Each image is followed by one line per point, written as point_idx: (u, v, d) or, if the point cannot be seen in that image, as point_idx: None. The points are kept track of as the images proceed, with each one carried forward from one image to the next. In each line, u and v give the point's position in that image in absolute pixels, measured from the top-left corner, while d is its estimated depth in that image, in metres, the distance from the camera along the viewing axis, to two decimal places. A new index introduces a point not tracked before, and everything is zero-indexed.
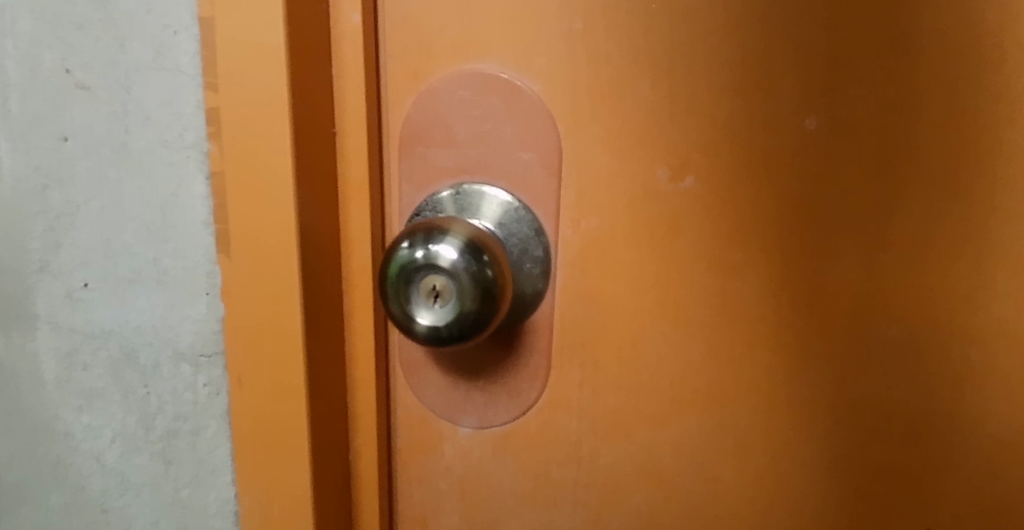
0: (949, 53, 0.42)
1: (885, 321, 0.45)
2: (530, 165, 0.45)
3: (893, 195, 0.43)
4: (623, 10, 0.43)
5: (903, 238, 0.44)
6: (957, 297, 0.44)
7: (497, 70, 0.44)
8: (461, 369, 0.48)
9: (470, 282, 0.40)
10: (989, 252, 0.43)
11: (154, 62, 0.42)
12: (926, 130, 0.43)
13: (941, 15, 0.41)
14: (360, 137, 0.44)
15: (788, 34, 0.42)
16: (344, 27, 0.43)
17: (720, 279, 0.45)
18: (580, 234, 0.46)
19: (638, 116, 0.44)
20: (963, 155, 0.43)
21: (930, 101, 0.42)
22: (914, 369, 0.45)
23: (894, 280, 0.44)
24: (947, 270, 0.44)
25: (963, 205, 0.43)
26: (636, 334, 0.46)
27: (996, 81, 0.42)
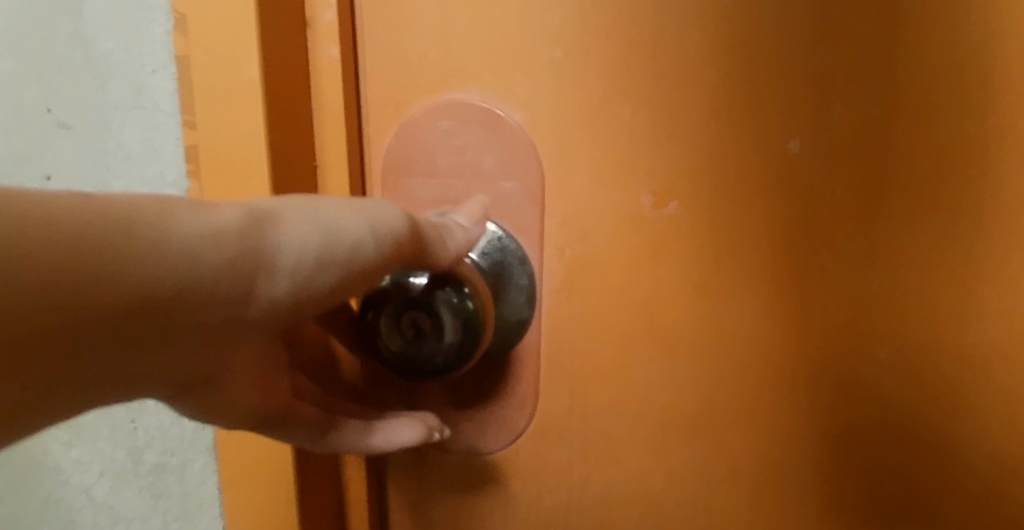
0: (934, 73, 0.41)
1: (877, 344, 0.44)
2: (513, 194, 0.45)
3: (882, 216, 0.43)
4: (601, 37, 0.43)
5: (892, 262, 0.43)
6: (949, 319, 0.43)
7: (476, 100, 0.44)
8: (447, 398, 0.48)
9: (450, 315, 0.41)
10: (979, 275, 0.43)
11: (134, 101, 0.42)
12: (912, 151, 0.42)
13: (925, 34, 0.41)
14: (342, 170, 0.44)
15: (769, 57, 0.42)
16: (322, 61, 0.43)
17: (707, 303, 0.45)
18: (565, 262, 0.45)
19: (621, 142, 0.44)
20: (953, 174, 0.42)
21: (918, 121, 0.42)
22: (908, 391, 0.44)
23: (883, 302, 0.43)
24: (937, 290, 0.43)
25: (954, 226, 0.42)
26: (625, 361, 0.46)
27: (984, 100, 0.41)
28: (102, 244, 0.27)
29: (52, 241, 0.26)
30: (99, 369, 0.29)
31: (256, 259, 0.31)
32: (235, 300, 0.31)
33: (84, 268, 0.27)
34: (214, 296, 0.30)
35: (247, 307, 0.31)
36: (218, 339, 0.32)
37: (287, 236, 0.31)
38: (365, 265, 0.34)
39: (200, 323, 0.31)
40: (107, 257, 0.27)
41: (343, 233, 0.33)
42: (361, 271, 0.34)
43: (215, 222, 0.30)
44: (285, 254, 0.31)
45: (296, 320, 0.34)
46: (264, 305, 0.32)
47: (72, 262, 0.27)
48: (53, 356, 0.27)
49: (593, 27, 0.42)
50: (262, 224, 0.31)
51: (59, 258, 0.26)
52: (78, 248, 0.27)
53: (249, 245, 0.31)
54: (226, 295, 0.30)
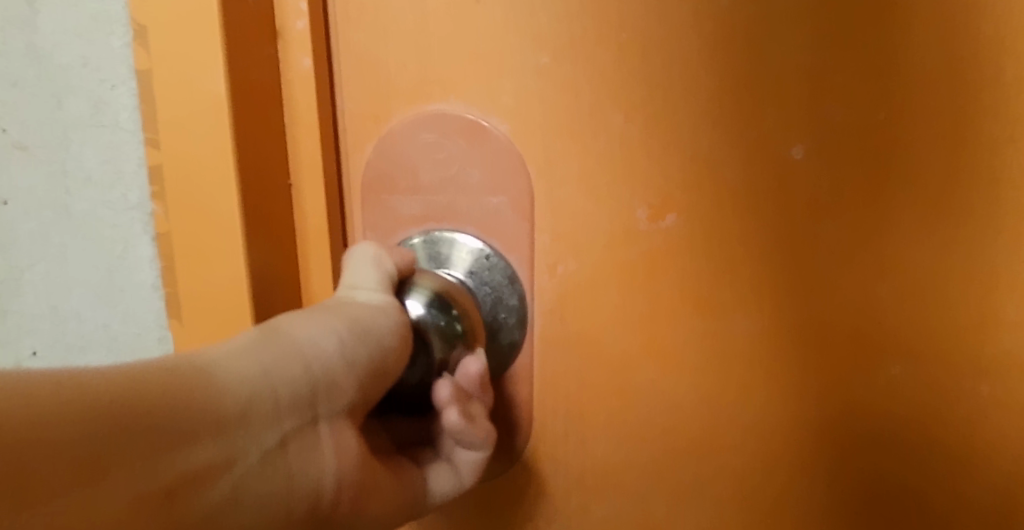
0: (942, 75, 0.39)
1: (888, 360, 0.42)
2: (501, 210, 0.42)
3: (890, 225, 0.41)
4: (591, 42, 0.40)
5: (901, 270, 0.41)
6: (962, 329, 0.41)
7: (461, 110, 0.42)
8: None
9: (437, 335, 0.39)
10: (992, 281, 0.41)
11: (93, 118, 0.39)
12: (921, 154, 0.40)
13: (932, 33, 0.39)
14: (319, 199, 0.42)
15: (767, 60, 0.40)
16: (294, 69, 0.40)
17: (708, 321, 0.42)
18: (556, 280, 0.43)
19: (613, 153, 0.41)
20: (962, 180, 0.40)
21: (925, 125, 0.40)
22: (922, 409, 0.42)
23: (893, 315, 0.41)
24: (948, 302, 0.41)
25: (964, 233, 0.40)
26: (623, 384, 0.43)
27: (995, 101, 0.39)
28: (170, 382, 0.27)
29: (124, 392, 0.26)
30: (217, 501, 0.28)
31: (304, 359, 0.32)
32: (304, 400, 0.31)
33: (171, 398, 0.27)
34: (282, 405, 0.30)
35: (315, 404, 0.32)
36: (305, 445, 0.31)
37: (314, 331, 0.33)
38: (392, 344, 0.36)
39: (290, 430, 0.31)
40: (181, 387, 0.27)
41: (357, 312, 0.35)
42: (389, 338, 0.35)
43: (236, 345, 0.31)
44: (325, 344, 0.32)
45: (362, 409, 0.35)
46: (332, 400, 0.32)
47: (155, 408, 0.26)
48: (157, 488, 0.26)
49: (582, 30, 0.40)
50: (281, 331, 0.32)
51: (138, 403, 0.26)
52: (149, 391, 0.26)
53: (288, 347, 0.31)
54: (295, 396, 0.31)
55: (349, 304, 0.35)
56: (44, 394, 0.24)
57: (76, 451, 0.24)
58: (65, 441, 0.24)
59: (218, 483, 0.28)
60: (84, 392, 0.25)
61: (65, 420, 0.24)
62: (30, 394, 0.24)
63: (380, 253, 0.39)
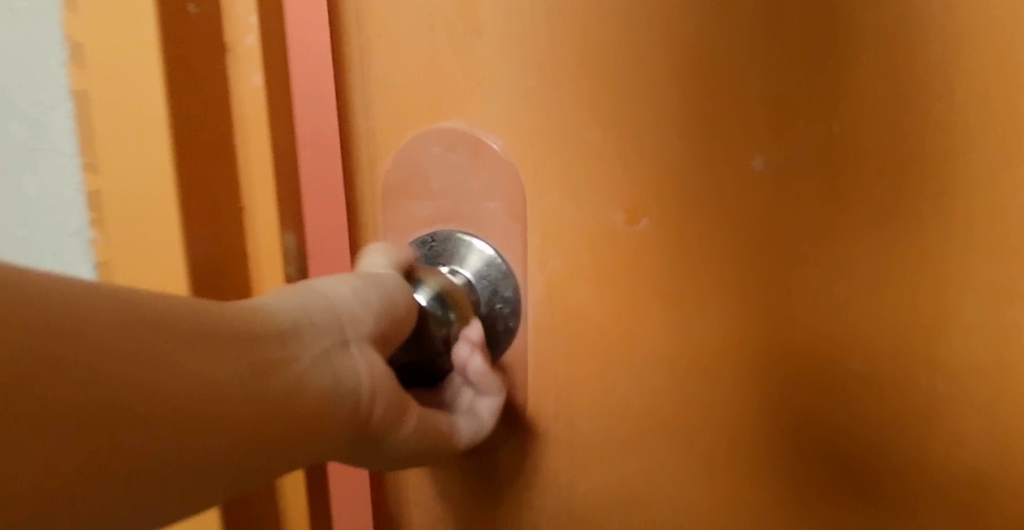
0: (893, 88, 0.42)
1: (846, 355, 0.45)
2: (497, 212, 0.49)
3: (846, 229, 0.44)
4: (570, 66, 0.46)
5: (859, 270, 0.44)
6: (917, 329, 0.44)
7: (463, 127, 0.48)
8: None
9: (432, 323, 0.46)
10: (950, 286, 0.44)
11: (28, 139, 0.44)
12: (876, 164, 0.43)
13: (881, 51, 0.42)
14: (268, 207, 0.46)
15: (727, 80, 0.44)
16: (243, 89, 0.45)
17: (677, 315, 0.47)
18: (546, 275, 0.49)
19: (592, 163, 0.47)
20: (916, 187, 0.43)
21: (878, 136, 0.43)
22: (881, 402, 0.45)
23: (851, 313, 0.45)
24: (907, 302, 0.44)
25: (918, 237, 0.43)
26: (604, 367, 0.49)
27: (945, 113, 0.42)
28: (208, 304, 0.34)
29: (115, 303, 0.30)
30: (281, 391, 0.35)
31: (331, 296, 0.39)
32: (331, 323, 0.38)
33: (194, 308, 0.33)
34: (319, 323, 0.38)
35: (344, 332, 0.38)
36: (342, 362, 0.38)
37: (334, 283, 0.40)
38: (398, 302, 0.42)
39: (329, 348, 0.37)
40: (219, 308, 0.34)
41: (372, 276, 0.42)
42: (400, 294, 0.42)
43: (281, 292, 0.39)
44: (344, 290, 0.40)
45: (386, 345, 0.41)
46: (360, 330, 0.39)
47: (194, 311, 0.33)
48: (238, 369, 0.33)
49: (564, 56, 0.46)
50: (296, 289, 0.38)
51: (185, 306, 0.32)
52: (167, 303, 0.32)
53: (311, 292, 0.39)
54: (326, 322, 0.38)
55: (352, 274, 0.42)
56: (45, 289, 0.28)
57: (121, 326, 0.30)
58: (94, 323, 0.29)
59: (283, 375, 0.35)
60: (78, 294, 0.29)
61: (72, 310, 0.28)
62: (106, 296, 0.30)
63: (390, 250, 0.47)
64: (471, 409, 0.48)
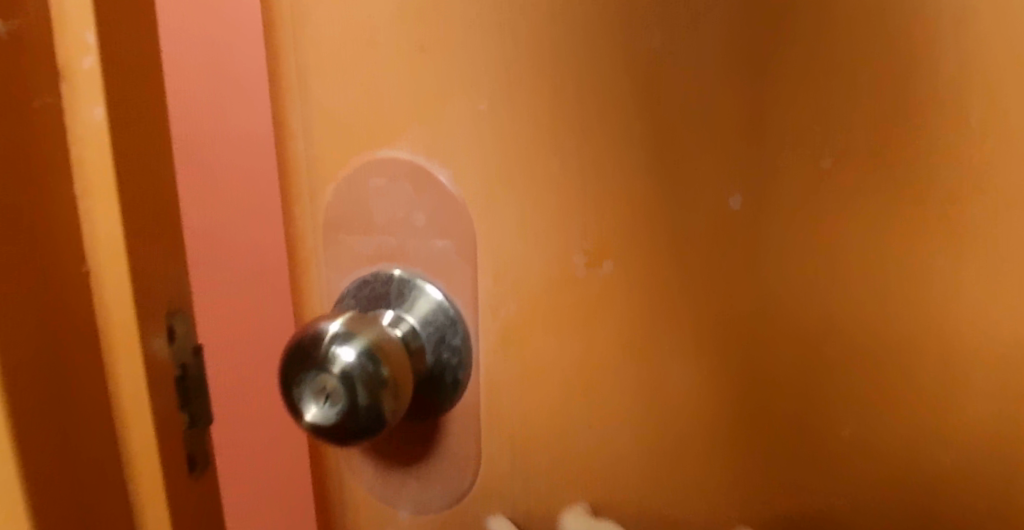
0: (894, 117, 0.37)
1: (838, 408, 0.41)
2: (446, 251, 0.43)
3: (840, 275, 0.39)
4: (525, 89, 0.40)
5: (852, 317, 0.40)
6: (908, 382, 0.40)
7: (407, 156, 0.43)
8: (399, 454, 0.47)
9: (364, 384, 0.40)
10: (946, 335, 0.39)
11: None
12: (873, 200, 0.38)
13: (880, 74, 0.37)
14: (122, 281, 0.39)
15: (703, 104, 0.38)
16: (86, 126, 0.38)
17: (645, 367, 0.42)
18: (499, 321, 0.43)
19: (551, 199, 0.41)
20: (917, 224, 0.38)
21: (875, 170, 0.38)
22: (878, 454, 0.41)
23: (844, 364, 0.40)
24: (907, 349, 0.40)
25: (919, 279, 0.39)
26: (565, 424, 0.43)
27: (951, 141, 0.37)
28: None
29: None
30: None
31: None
32: None
33: None
34: None
35: None
36: None
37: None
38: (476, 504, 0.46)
39: None
40: None
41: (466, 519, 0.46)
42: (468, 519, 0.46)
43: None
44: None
45: None
46: None
47: None
48: None
49: (518, 77, 0.40)
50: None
51: None
52: None
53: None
54: None
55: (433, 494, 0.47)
56: None
57: None
58: None
59: None
60: None
61: None
62: None
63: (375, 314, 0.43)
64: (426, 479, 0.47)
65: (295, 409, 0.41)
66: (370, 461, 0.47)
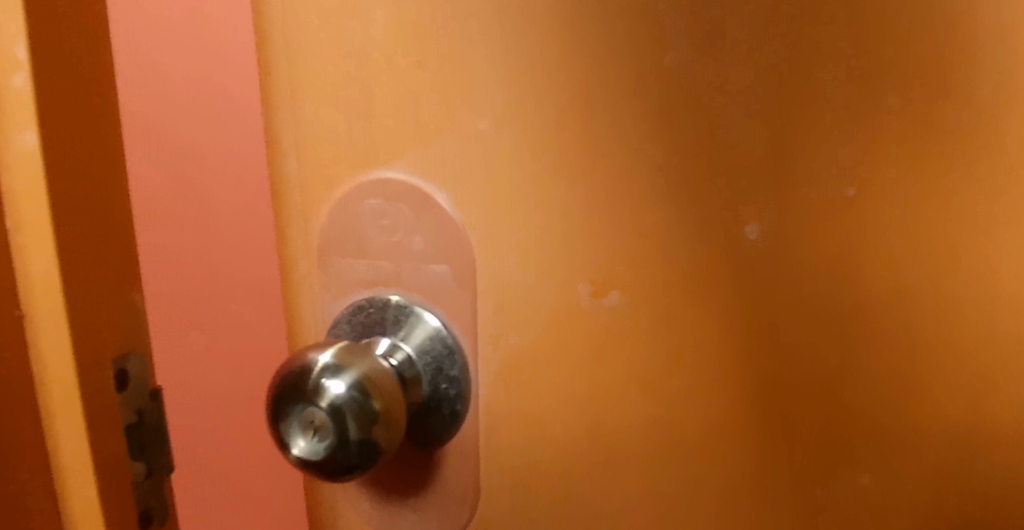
0: (922, 124, 0.34)
1: (867, 447, 0.36)
2: (444, 276, 0.41)
3: (862, 301, 0.35)
4: (528, 108, 0.38)
5: (876, 347, 0.36)
6: (938, 442, 0.36)
7: (404, 176, 0.41)
8: (395, 486, 0.44)
9: (353, 418, 0.37)
10: (984, 392, 0.35)
11: None
12: (896, 214, 0.35)
13: (908, 80, 0.34)
14: (52, 295, 0.43)
15: (717, 128, 0.36)
16: (16, 150, 0.42)
17: (655, 407, 0.39)
18: (500, 352, 0.41)
19: (554, 224, 0.39)
20: (949, 235, 0.34)
21: (903, 182, 0.34)
22: (923, 493, 0.37)
23: (871, 398, 0.36)
24: (942, 375, 0.35)
25: (951, 295, 0.35)
26: (571, 464, 0.41)
27: (984, 143, 0.34)
28: None
29: None
30: None
31: None
32: None
33: None
34: None
35: None
36: None
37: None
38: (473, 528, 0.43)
39: None
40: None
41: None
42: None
43: None
44: None
45: None
46: None
47: None
48: None
49: (520, 96, 0.38)
50: None
51: None
52: None
53: None
54: None
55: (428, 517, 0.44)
56: None
57: None
58: None
59: None
60: None
61: None
62: None
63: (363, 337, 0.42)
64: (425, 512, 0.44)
65: (282, 443, 0.39)
66: (366, 496, 0.45)
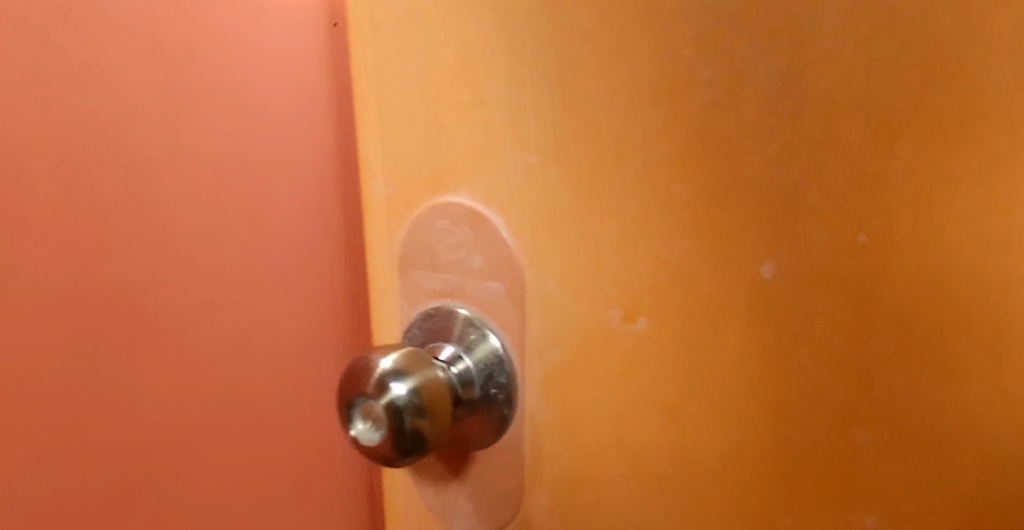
0: (937, 175, 0.34)
1: (880, 487, 0.37)
2: (498, 292, 0.46)
3: (876, 347, 0.36)
4: (571, 145, 0.41)
5: (889, 389, 0.36)
6: (943, 497, 0.36)
7: (466, 201, 0.46)
8: (452, 468, 0.49)
9: (407, 417, 0.43)
10: (994, 455, 0.35)
11: None
12: (908, 261, 0.35)
13: (924, 131, 0.34)
14: None
15: (738, 172, 0.37)
16: None
17: (677, 431, 0.41)
18: (544, 365, 0.44)
19: (590, 252, 0.42)
20: (969, 284, 0.34)
21: (919, 230, 0.34)
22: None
23: (887, 442, 0.36)
24: (958, 421, 0.35)
25: (970, 340, 0.34)
26: (601, 474, 0.43)
27: (995, 192, 0.33)
28: None
29: None
30: None
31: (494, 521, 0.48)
32: None
33: None
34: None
35: None
36: None
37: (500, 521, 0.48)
38: (506, 497, 0.47)
39: None
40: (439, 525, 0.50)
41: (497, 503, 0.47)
42: (505, 514, 0.47)
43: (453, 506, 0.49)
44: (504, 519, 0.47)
45: None
46: None
47: None
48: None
49: (565, 135, 0.41)
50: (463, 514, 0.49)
51: None
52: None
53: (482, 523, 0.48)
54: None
55: (469, 483, 0.48)
56: None
57: None
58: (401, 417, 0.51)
59: None
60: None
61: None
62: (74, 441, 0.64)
63: (406, 348, 0.45)
64: (470, 486, 0.48)
65: (348, 426, 0.45)
66: (431, 479, 0.50)
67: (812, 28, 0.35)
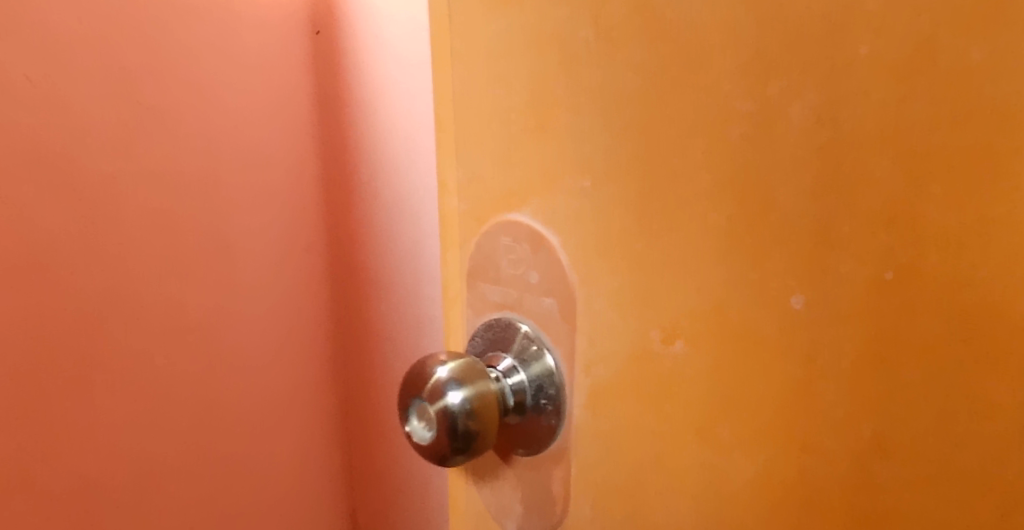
0: (972, 215, 0.33)
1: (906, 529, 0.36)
2: (551, 307, 0.48)
3: (903, 385, 0.35)
4: (620, 171, 0.43)
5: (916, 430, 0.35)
6: None
7: (527, 220, 0.48)
8: (507, 462, 0.52)
9: (458, 424, 0.46)
10: (1017, 500, 0.34)
11: None
12: (939, 301, 0.34)
13: (958, 171, 0.34)
14: None
15: (774, 203, 0.38)
16: None
17: (709, 452, 0.42)
18: (590, 380, 0.46)
19: (634, 274, 0.43)
20: (1004, 328, 0.33)
21: (950, 269, 0.34)
22: None
23: (912, 482, 0.36)
24: (990, 468, 0.34)
25: (1002, 386, 0.34)
26: (639, 488, 0.45)
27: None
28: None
29: None
30: None
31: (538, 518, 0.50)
32: None
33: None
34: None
35: None
36: None
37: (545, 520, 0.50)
38: (551, 499, 0.49)
39: None
40: (494, 514, 0.53)
41: (542, 504, 0.50)
42: (548, 512, 0.50)
43: (507, 500, 0.52)
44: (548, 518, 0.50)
45: None
46: None
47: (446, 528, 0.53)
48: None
49: (615, 161, 0.43)
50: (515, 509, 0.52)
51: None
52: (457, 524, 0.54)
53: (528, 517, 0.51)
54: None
55: (521, 481, 0.51)
56: None
57: None
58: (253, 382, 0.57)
59: None
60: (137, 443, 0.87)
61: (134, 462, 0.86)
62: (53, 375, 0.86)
63: (465, 357, 0.48)
64: (521, 485, 0.51)
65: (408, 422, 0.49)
66: (489, 471, 0.53)
67: (847, 63, 0.36)
